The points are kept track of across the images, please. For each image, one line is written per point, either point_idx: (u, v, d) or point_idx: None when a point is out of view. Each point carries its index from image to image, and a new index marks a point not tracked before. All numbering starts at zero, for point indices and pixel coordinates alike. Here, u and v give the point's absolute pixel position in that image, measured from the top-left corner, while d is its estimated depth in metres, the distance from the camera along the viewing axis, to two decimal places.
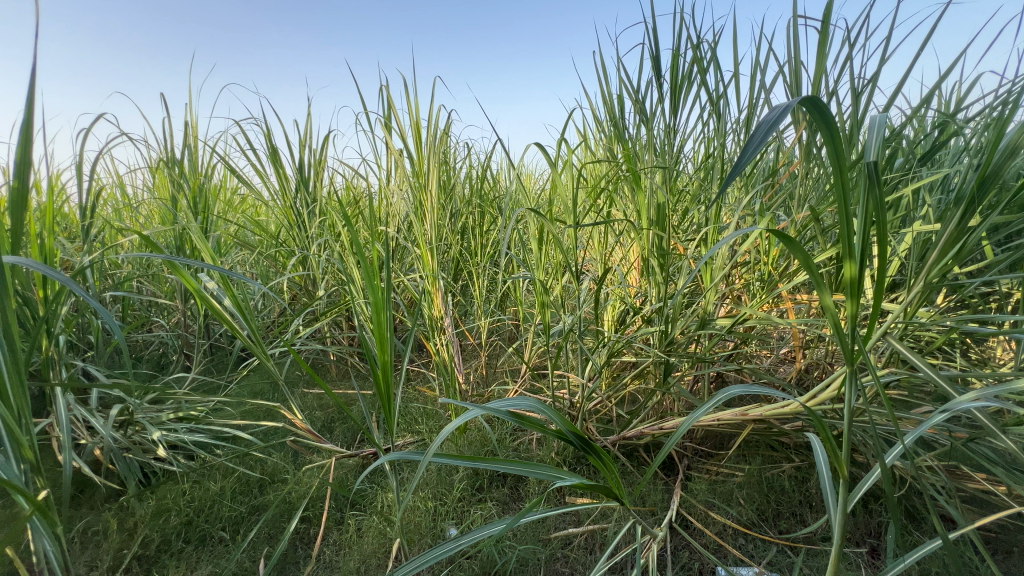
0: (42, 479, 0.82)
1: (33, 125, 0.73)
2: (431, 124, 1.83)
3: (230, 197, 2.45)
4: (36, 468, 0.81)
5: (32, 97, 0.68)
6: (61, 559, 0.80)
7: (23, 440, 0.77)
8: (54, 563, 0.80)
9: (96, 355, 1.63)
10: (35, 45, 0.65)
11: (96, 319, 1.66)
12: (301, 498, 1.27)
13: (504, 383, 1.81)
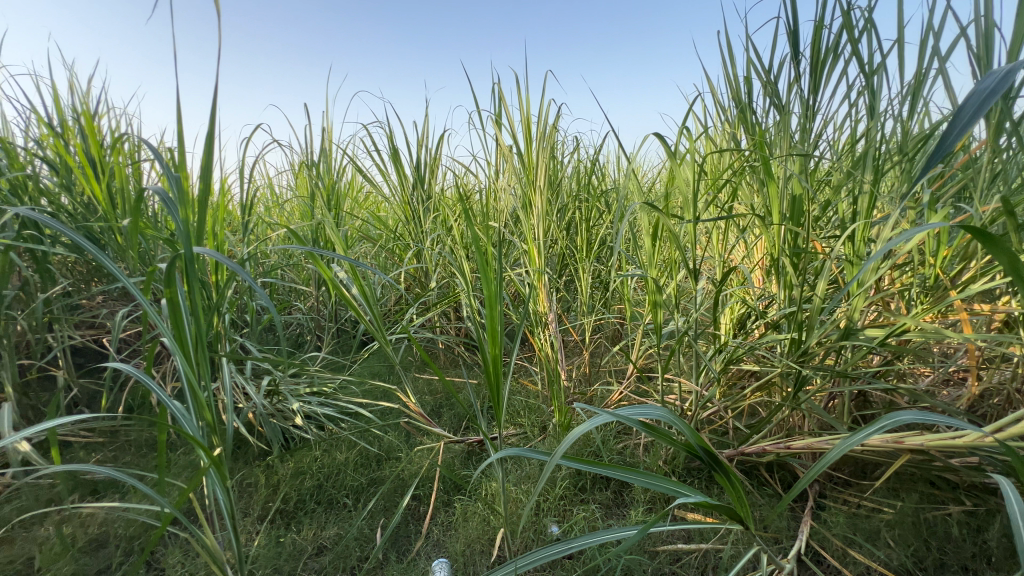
0: (217, 436, 0.97)
1: (214, 135, 0.86)
2: (541, 119, 1.82)
3: (356, 193, 2.70)
4: (212, 426, 0.96)
5: (215, 111, 0.80)
6: (229, 506, 0.93)
7: (203, 402, 0.91)
8: (224, 509, 0.92)
9: (251, 332, 1.90)
10: (218, 66, 0.75)
11: (252, 302, 1.93)
12: (413, 477, 1.35)
13: (607, 383, 1.76)
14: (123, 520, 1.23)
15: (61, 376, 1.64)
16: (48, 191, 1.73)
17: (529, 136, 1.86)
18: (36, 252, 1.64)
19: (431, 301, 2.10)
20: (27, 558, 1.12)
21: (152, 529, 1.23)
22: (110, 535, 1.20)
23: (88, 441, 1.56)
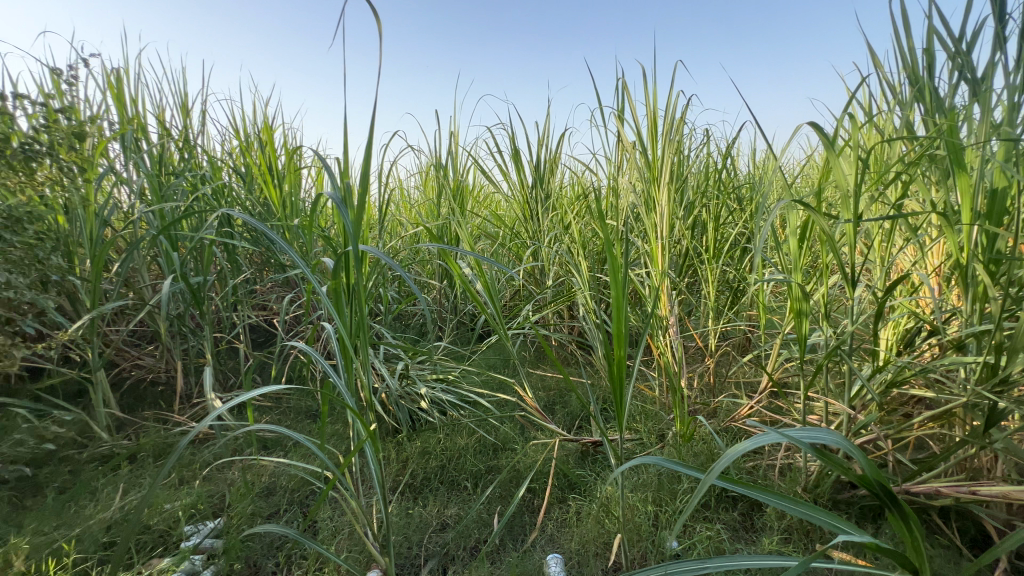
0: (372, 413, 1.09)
1: (373, 143, 0.96)
2: (669, 112, 1.74)
3: (478, 193, 2.84)
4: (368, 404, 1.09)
5: (375, 121, 0.88)
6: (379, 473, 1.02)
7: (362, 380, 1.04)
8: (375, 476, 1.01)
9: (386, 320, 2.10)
10: (380, 80, 0.83)
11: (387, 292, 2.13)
12: (528, 469, 1.39)
13: (735, 395, 1.63)
14: (287, 474, 1.46)
15: (243, 349, 1.99)
16: (237, 196, 2.09)
17: (654, 131, 1.78)
18: (229, 246, 1.99)
19: (546, 299, 2.13)
20: (221, 495, 1.38)
21: (308, 485, 1.43)
22: (278, 486, 1.42)
23: (261, 405, 1.87)
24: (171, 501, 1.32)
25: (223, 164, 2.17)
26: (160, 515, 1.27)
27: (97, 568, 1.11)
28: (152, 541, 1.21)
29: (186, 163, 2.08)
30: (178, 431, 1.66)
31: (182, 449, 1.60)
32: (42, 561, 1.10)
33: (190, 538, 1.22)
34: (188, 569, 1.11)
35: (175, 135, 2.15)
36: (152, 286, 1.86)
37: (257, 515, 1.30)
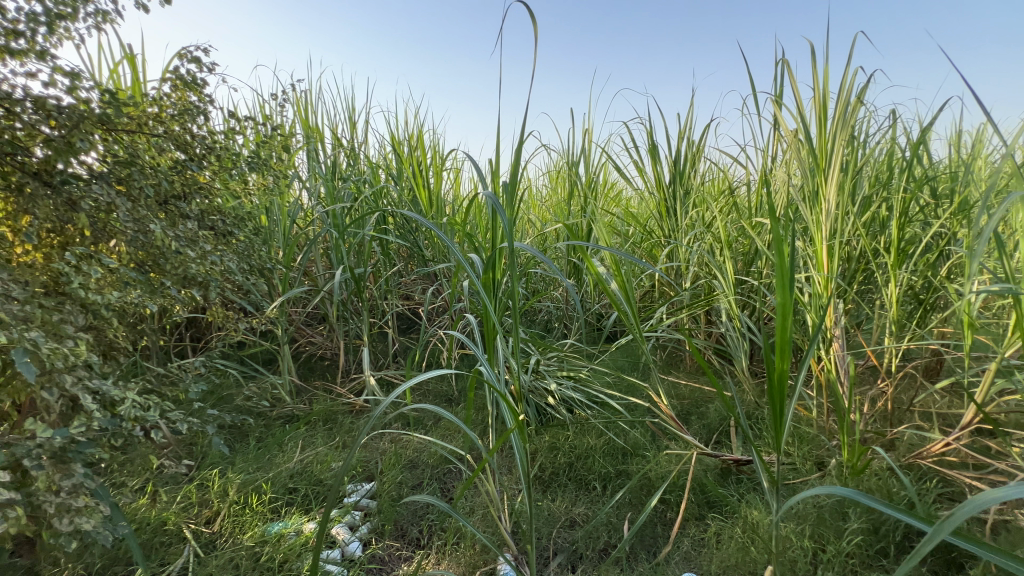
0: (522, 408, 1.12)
1: (523, 140, 0.98)
2: (845, 93, 1.50)
3: (610, 189, 2.78)
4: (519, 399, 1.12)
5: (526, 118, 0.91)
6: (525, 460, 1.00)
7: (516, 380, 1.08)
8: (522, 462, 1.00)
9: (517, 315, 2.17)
10: (532, 76, 0.85)
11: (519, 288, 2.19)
12: (660, 479, 1.33)
13: (920, 428, 1.37)
14: (428, 451, 1.59)
15: (392, 334, 2.22)
16: (392, 197, 2.34)
17: (821, 116, 1.56)
18: (384, 241, 2.24)
19: (682, 301, 2.00)
20: (375, 461, 1.56)
21: (446, 463, 1.55)
22: (421, 460, 1.56)
23: (405, 385, 2.07)
24: (337, 460, 1.53)
25: (382, 169, 2.45)
26: (329, 471, 1.48)
27: (285, 508, 1.33)
28: (323, 493, 1.41)
29: (353, 168, 2.39)
30: (342, 400, 1.92)
31: (344, 417, 1.84)
32: (248, 495, 1.36)
33: (351, 496, 1.40)
34: (348, 521, 1.30)
35: (345, 144, 2.47)
36: (325, 274, 2.17)
37: (404, 484, 1.44)
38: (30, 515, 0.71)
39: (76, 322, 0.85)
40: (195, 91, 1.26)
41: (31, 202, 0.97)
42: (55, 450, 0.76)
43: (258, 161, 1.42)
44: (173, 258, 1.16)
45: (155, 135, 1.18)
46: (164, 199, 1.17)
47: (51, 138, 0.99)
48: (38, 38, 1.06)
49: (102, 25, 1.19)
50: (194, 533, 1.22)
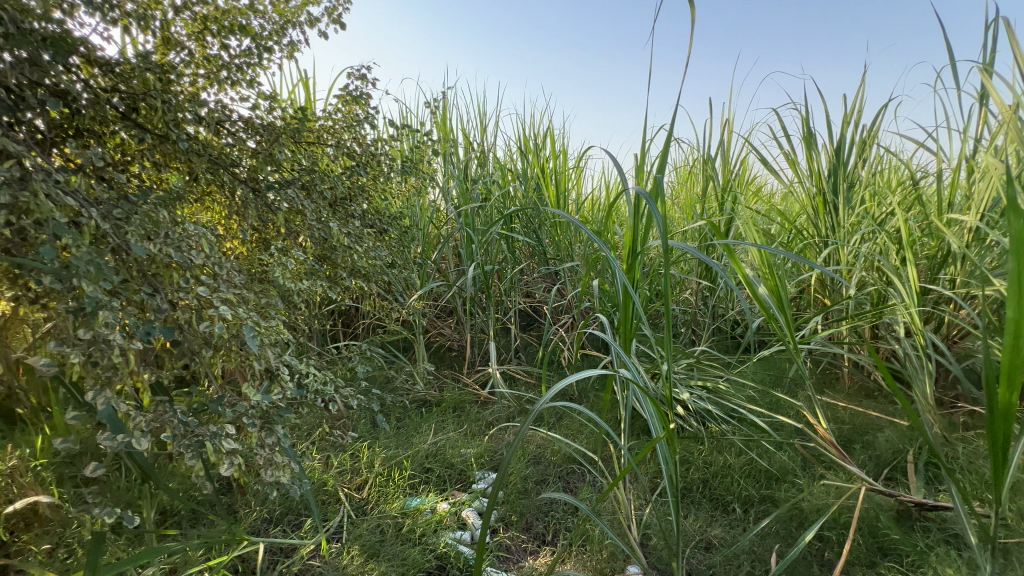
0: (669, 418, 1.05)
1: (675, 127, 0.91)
2: None
3: (752, 184, 2.52)
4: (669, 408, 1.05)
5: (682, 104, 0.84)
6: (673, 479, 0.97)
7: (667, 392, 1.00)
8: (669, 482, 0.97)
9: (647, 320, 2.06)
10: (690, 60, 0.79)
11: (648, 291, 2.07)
12: (817, 513, 1.16)
13: None
14: (552, 448, 1.60)
15: (515, 330, 2.27)
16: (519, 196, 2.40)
17: None
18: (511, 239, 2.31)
19: (844, 310, 1.73)
20: (501, 452, 1.62)
21: (570, 463, 1.55)
22: (544, 456, 1.58)
23: (527, 382, 2.11)
24: (467, 447, 1.62)
25: (509, 169, 2.52)
26: (460, 457, 1.56)
27: (422, 485, 1.44)
28: (455, 476, 1.50)
29: (483, 169, 2.50)
30: (468, 390, 2.02)
31: (471, 406, 1.94)
32: (391, 469, 1.49)
33: (480, 482, 1.47)
34: (476, 506, 1.37)
35: (476, 146, 2.59)
36: (456, 270, 2.30)
37: (529, 478, 1.47)
38: (243, 463, 0.86)
39: (274, 305, 1.02)
40: (360, 104, 1.42)
41: (243, 204, 1.18)
42: (261, 411, 0.91)
43: (407, 164, 1.55)
44: (343, 253, 1.32)
45: (329, 146, 1.36)
46: (334, 201, 1.34)
47: (256, 150, 1.20)
48: (248, 68, 1.28)
49: (292, 53, 1.39)
50: (348, 496, 1.38)
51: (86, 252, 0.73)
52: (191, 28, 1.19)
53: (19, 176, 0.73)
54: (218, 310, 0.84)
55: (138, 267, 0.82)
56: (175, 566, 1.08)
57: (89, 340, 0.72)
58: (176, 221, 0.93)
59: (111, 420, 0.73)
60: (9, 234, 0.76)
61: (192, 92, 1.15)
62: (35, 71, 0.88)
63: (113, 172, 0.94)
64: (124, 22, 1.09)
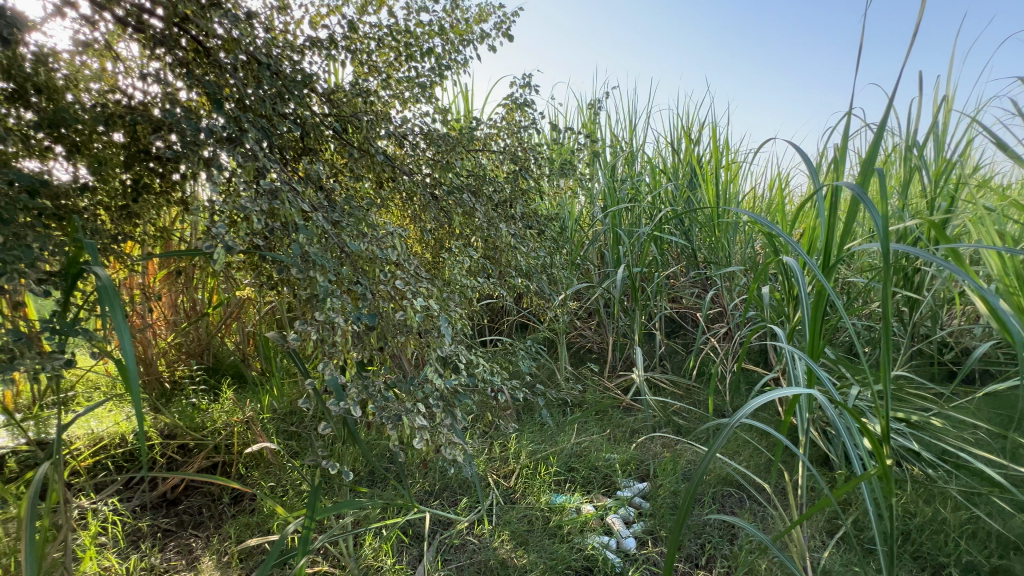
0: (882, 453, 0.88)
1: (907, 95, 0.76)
2: None
3: (977, 176, 2.02)
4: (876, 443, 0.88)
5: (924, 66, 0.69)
6: (884, 536, 0.86)
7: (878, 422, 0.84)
8: (879, 542, 0.87)
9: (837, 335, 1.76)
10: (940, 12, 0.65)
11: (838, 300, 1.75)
12: None
13: None
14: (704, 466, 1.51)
15: (661, 336, 2.15)
16: (671, 195, 2.28)
17: None
18: (661, 240, 2.21)
19: None
20: (647, 463, 1.57)
21: (726, 485, 1.44)
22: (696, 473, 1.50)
23: (673, 392, 2.00)
24: (612, 452, 1.60)
25: (660, 167, 2.41)
26: (604, 460, 1.55)
27: (568, 484, 1.46)
28: (599, 479, 1.49)
29: (631, 169, 2.43)
30: (610, 394, 1.98)
31: (613, 411, 1.90)
32: (537, 463, 1.54)
33: (626, 490, 1.44)
34: (622, 513, 1.34)
35: (624, 145, 2.53)
36: (600, 271, 2.27)
37: (679, 494, 1.40)
38: (429, 438, 0.99)
39: (449, 299, 1.14)
40: (522, 111, 1.50)
41: (421, 207, 1.33)
42: (441, 393, 1.03)
43: (563, 167, 1.59)
44: (509, 251, 1.41)
45: (494, 152, 1.47)
46: (498, 203, 1.44)
47: (435, 160, 1.34)
48: (428, 85, 1.44)
49: (463, 68, 1.53)
50: (496, 482, 1.46)
51: (320, 250, 0.92)
52: (386, 55, 1.38)
53: (275, 188, 0.93)
54: (411, 302, 0.99)
55: (351, 261, 0.99)
56: (359, 519, 1.26)
57: (321, 322, 0.88)
58: (377, 223, 1.09)
59: (337, 388, 0.90)
60: (265, 233, 0.97)
61: (387, 111, 1.33)
62: (282, 102, 1.09)
63: (331, 182, 1.13)
64: (339, 56, 1.30)
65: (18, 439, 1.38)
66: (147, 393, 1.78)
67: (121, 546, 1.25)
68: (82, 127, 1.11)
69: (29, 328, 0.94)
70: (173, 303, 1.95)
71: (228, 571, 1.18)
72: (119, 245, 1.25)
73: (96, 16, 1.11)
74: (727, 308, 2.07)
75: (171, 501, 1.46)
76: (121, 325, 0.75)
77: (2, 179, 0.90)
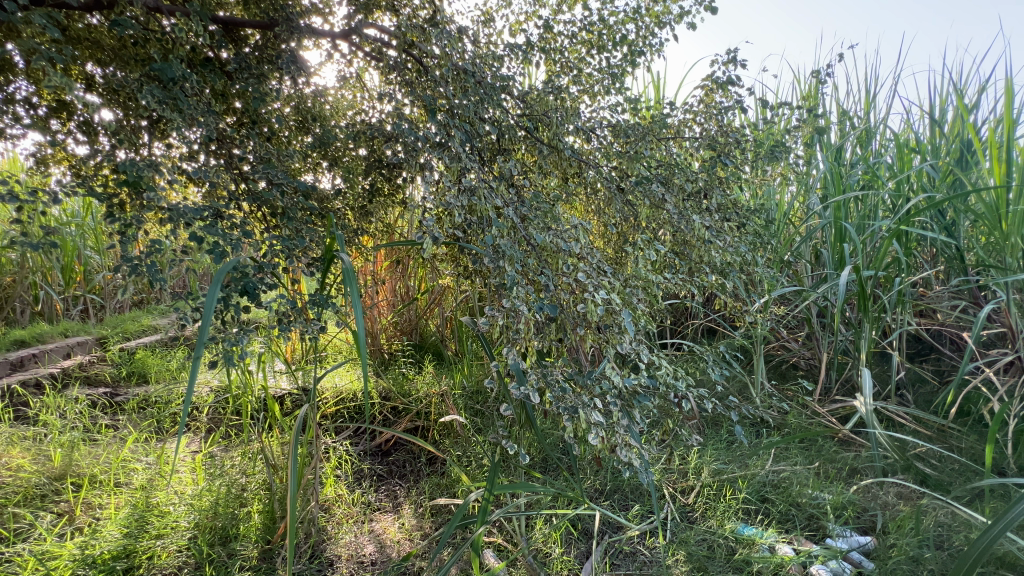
0: None
1: None
2: None
3: None
4: None
5: None
6: None
7: None
8: None
9: None
10: None
11: None
12: None
13: None
14: (966, 534, 1.16)
15: (900, 359, 1.70)
16: (927, 179, 1.79)
17: None
18: (907, 236, 1.74)
19: None
20: (874, 513, 1.27)
21: (1002, 568, 1.07)
22: (950, 542, 1.15)
23: (917, 430, 1.57)
24: (821, 491, 1.33)
25: (910, 145, 1.91)
26: (810, 498, 1.31)
27: (760, 516, 1.27)
28: (802, 520, 1.26)
29: (865, 150, 1.97)
30: (821, 421, 1.65)
31: (825, 442, 1.59)
32: (722, 485, 1.38)
33: (839, 540, 1.18)
34: (832, 567, 1.09)
35: (857, 121, 2.07)
36: (814, 274, 1.91)
37: (923, 563, 1.09)
38: (603, 437, 0.97)
39: (631, 294, 1.09)
40: (724, 91, 1.35)
41: (607, 200, 1.30)
42: (618, 391, 1.00)
43: (773, 151, 1.38)
44: (702, 247, 1.29)
45: (688, 139, 1.36)
46: (691, 194, 1.32)
47: (623, 151, 1.30)
48: (619, 75, 1.40)
49: (658, 52, 1.45)
50: (672, 496, 1.35)
51: (509, 242, 0.97)
52: (579, 51, 1.39)
53: (474, 185, 1.02)
54: (592, 295, 0.98)
55: (537, 253, 1.02)
56: (532, 502, 1.32)
57: (507, 309, 0.94)
58: (563, 216, 1.11)
59: (518, 373, 0.94)
60: (464, 227, 1.07)
61: (577, 105, 1.34)
62: (483, 107, 1.18)
63: (522, 179, 1.19)
64: (534, 57, 1.37)
65: (293, 385, 1.83)
66: (372, 360, 2.17)
67: (351, 481, 1.55)
68: (339, 145, 1.40)
69: (300, 300, 1.23)
70: (393, 288, 2.33)
71: (422, 522, 1.37)
72: (359, 237, 1.53)
73: (351, 53, 1.38)
74: (1013, 329, 1.52)
75: (384, 452, 1.75)
76: (356, 301, 0.90)
77: (292, 187, 1.19)
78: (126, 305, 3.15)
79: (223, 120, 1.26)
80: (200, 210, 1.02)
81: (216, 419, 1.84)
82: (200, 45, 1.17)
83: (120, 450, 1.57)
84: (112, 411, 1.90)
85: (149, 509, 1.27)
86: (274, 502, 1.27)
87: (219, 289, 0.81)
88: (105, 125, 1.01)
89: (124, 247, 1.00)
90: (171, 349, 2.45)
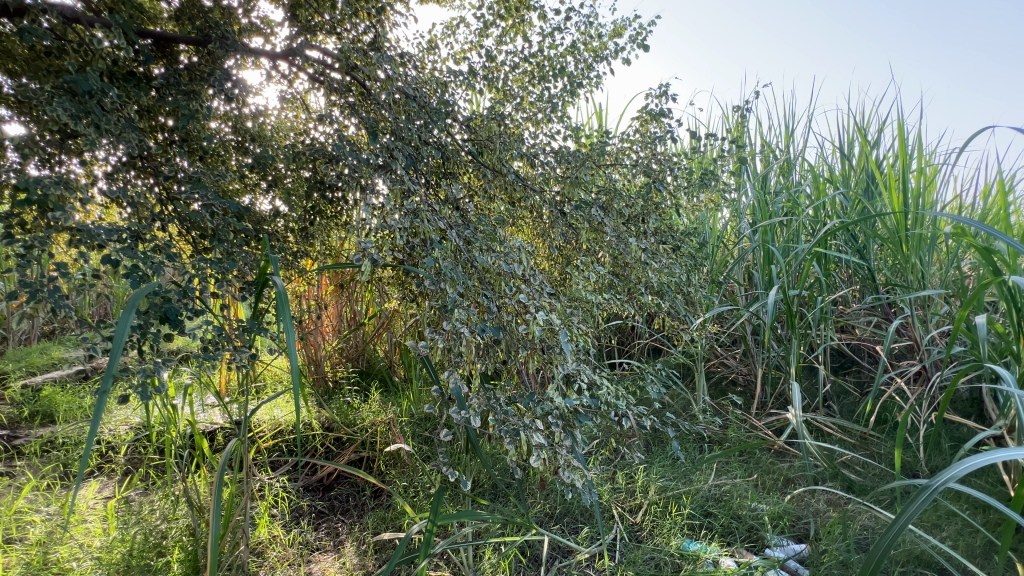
0: None
1: None
2: None
3: None
4: None
5: None
6: None
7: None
8: None
9: None
10: None
11: None
12: None
13: None
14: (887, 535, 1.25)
15: (827, 371, 1.82)
16: (840, 206, 1.96)
17: None
18: (825, 259, 1.89)
19: None
20: (807, 520, 1.34)
21: (918, 565, 1.16)
22: (873, 544, 1.23)
23: (843, 439, 1.68)
24: (759, 501, 1.39)
25: (824, 176, 2.10)
26: (750, 510, 1.35)
27: (704, 530, 1.30)
28: (742, 532, 1.30)
29: (786, 179, 2.15)
30: (758, 434, 1.73)
31: (763, 454, 1.66)
32: (667, 502, 1.41)
33: (777, 550, 1.22)
34: None
35: (778, 153, 2.26)
36: (746, 294, 2.03)
37: (852, 566, 1.16)
38: (547, 458, 0.97)
39: (573, 315, 1.11)
40: (657, 122, 1.44)
41: (552, 225, 1.33)
42: (561, 412, 1.01)
43: (703, 179, 1.48)
44: (640, 267, 1.34)
45: (625, 166, 1.43)
46: (628, 219, 1.39)
47: (564, 176, 1.34)
48: (560, 105, 1.45)
49: (597, 84, 1.52)
50: (621, 516, 1.36)
51: (451, 263, 0.96)
52: (522, 81, 1.44)
53: (418, 207, 1.00)
54: (534, 316, 0.98)
55: (480, 275, 1.03)
56: (481, 531, 1.28)
57: (448, 331, 0.92)
58: (506, 238, 1.11)
59: (459, 397, 0.94)
60: (406, 249, 1.05)
61: (520, 131, 1.37)
62: (427, 130, 1.18)
63: (466, 202, 1.19)
64: (478, 85, 1.40)
65: (226, 419, 1.71)
66: (315, 389, 2.07)
67: (287, 520, 1.45)
68: (278, 165, 1.36)
69: (230, 327, 1.15)
70: (339, 313, 2.25)
71: (365, 559, 1.29)
72: (300, 261, 1.48)
73: (292, 73, 1.35)
74: (919, 341, 1.68)
75: (326, 486, 1.66)
76: (289, 328, 0.84)
77: (223, 209, 1.13)
78: (33, 336, 2.85)
79: (149, 137, 1.19)
80: (116, 230, 0.94)
81: (135, 460, 1.68)
82: (124, 59, 1.09)
83: (14, 500, 1.40)
84: (9, 456, 1.69)
85: (47, 567, 1.14)
86: (197, 550, 1.15)
87: (133, 314, 0.74)
88: (10, 136, 0.92)
89: (22, 270, 0.89)
90: (86, 385, 2.22)
